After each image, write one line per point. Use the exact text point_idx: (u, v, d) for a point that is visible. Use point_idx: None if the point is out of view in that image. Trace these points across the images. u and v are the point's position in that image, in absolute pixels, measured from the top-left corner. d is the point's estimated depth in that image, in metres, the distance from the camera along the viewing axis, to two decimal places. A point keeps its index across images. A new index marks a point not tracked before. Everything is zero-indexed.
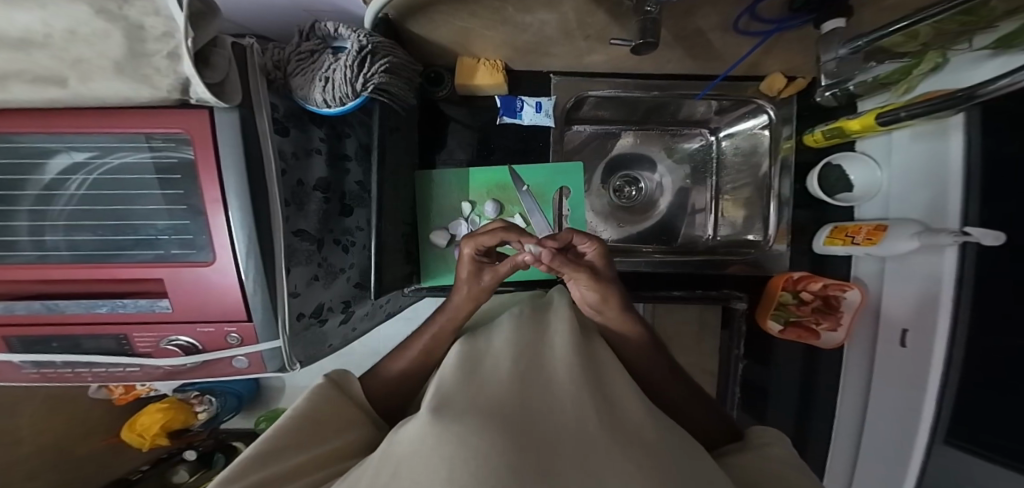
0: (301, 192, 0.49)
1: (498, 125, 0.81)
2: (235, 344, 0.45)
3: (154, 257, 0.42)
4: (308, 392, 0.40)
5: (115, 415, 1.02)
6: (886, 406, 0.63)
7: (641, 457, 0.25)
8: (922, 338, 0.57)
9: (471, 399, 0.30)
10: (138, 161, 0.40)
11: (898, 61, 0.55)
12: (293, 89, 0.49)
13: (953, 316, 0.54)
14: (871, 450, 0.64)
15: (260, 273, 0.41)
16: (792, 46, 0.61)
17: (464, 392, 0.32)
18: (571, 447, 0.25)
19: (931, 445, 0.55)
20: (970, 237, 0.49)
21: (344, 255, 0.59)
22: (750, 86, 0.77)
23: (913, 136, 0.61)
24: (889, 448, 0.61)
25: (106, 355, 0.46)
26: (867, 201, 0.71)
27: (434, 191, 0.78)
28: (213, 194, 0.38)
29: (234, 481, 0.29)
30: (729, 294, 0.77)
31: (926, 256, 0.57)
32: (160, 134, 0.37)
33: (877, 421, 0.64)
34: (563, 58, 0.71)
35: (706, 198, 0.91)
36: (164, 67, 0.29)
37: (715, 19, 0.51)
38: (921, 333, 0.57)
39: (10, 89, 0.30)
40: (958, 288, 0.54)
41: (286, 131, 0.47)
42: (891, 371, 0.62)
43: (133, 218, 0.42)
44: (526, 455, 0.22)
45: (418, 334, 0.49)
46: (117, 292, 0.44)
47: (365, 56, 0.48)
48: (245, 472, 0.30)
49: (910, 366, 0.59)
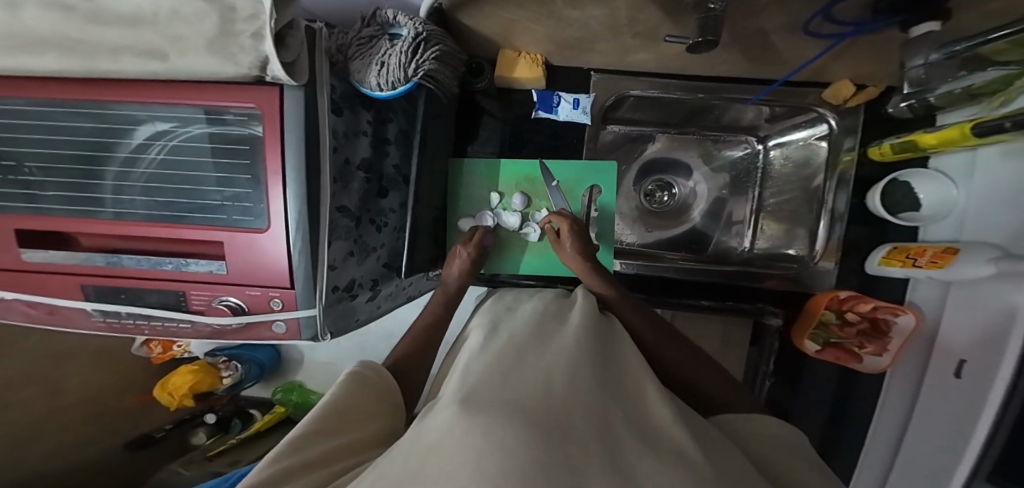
0: (347, 171, 0.51)
1: (533, 119, 0.81)
2: (276, 309, 0.48)
3: (216, 222, 0.44)
4: (336, 384, 0.40)
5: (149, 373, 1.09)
6: (929, 439, 0.58)
7: (674, 458, 0.25)
8: (980, 369, 0.52)
9: (495, 392, 0.30)
10: (211, 133, 0.44)
11: (1003, 69, 0.48)
12: (351, 72, 0.50)
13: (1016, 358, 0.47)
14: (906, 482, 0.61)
15: (305, 242, 0.43)
16: (861, 52, 0.57)
17: (489, 384, 0.32)
18: (600, 444, 0.25)
19: None
20: None
21: (377, 234, 0.61)
22: (809, 93, 0.73)
23: (1003, 155, 0.54)
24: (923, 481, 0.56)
25: (165, 310, 0.50)
26: (936, 222, 0.67)
27: (464, 179, 0.78)
28: (274, 165, 0.40)
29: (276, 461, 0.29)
30: (764, 308, 0.79)
31: (998, 284, 0.52)
32: (235, 108, 0.39)
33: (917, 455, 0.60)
34: (607, 55, 0.70)
35: (745, 209, 0.87)
36: (247, 46, 0.31)
37: (781, 20, 0.49)
38: (979, 363, 0.52)
39: (120, 61, 0.33)
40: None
41: (341, 112, 0.48)
42: (941, 404, 0.58)
43: (201, 184, 0.45)
44: (555, 451, 0.22)
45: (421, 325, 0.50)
46: (182, 252, 0.48)
47: (419, 43, 0.50)
48: (285, 452, 0.30)
49: (962, 399, 0.54)
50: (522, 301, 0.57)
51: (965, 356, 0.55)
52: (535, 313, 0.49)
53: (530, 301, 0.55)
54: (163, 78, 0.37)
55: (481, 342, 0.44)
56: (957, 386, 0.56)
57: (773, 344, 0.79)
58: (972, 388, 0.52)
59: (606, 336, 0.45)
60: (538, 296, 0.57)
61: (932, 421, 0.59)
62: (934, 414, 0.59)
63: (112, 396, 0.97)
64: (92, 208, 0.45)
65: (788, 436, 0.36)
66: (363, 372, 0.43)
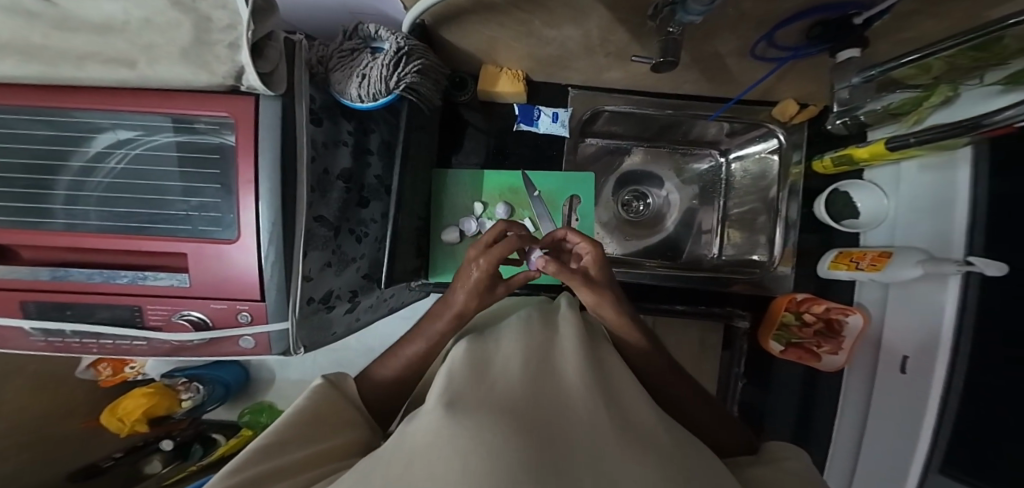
0: (326, 180, 0.51)
1: (515, 132, 0.83)
2: (244, 323, 0.46)
3: (181, 232, 0.43)
4: (307, 391, 0.39)
5: (95, 398, 1.01)
6: (885, 434, 0.63)
7: (650, 461, 0.26)
8: (923, 365, 0.58)
9: (481, 396, 0.31)
10: (178, 142, 0.43)
11: (910, 91, 0.55)
12: (332, 82, 0.51)
13: (951, 363, 0.55)
14: (867, 473, 0.65)
15: (279, 253, 0.42)
16: (805, 74, 0.63)
17: (475, 389, 0.32)
18: (585, 447, 0.26)
19: (925, 473, 0.55)
20: (975, 267, 0.51)
21: (357, 245, 0.61)
22: (762, 110, 0.80)
23: (923, 166, 0.63)
24: (884, 473, 0.61)
25: (118, 326, 0.47)
26: (873, 228, 0.74)
27: (448, 189, 0.79)
28: (246, 175, 0.39)
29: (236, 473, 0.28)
30: (732, 311, 0.83)
31: (930, 284, 0.59)
32: (206, 117, 0.39)
33: (874, 447, 0.65)
34: (582, 72, 0.73)
35: (712, 219, 0.92)
36: (223, 55, 0.32)
37: (733, 44, 0.53)
38: (922, 359, 0.59)
39: (84, 69, 0.33)
40: (957, 335, 0.55)
41: (320, 122, 0.48)
42: (892, 399, 0.63)
43: (164, 194, 0.44)
44: (538, 454, 0.23)
45: (407, 340, 0.49)
46: (140, 264, 0.46)
47: (401, 56, 0.50)
48: (257, 461, 0.30)
49: (911, 394, 0.60)
50: (505, 307, 0.58)
51: (908, 353, 0.62)
52: (519, 318, 0.50)
53: (514, 308, 0.56)
54: (130, 86, 0.37)
55: (467, 344, 0.44)
56: (903, 381, 0.62)
57: (742, 345, 0.83)
58: (920, 385, 0.58)
59: (590, 339, 0.46)
60: (523, 305, 0.57)
61: (885, 416, 0.64)
62: (888, 410, 0.64)
63: (52, 423, 0.89)
64: (40, 220, 0.43)
65: (798, 458, 0.36)
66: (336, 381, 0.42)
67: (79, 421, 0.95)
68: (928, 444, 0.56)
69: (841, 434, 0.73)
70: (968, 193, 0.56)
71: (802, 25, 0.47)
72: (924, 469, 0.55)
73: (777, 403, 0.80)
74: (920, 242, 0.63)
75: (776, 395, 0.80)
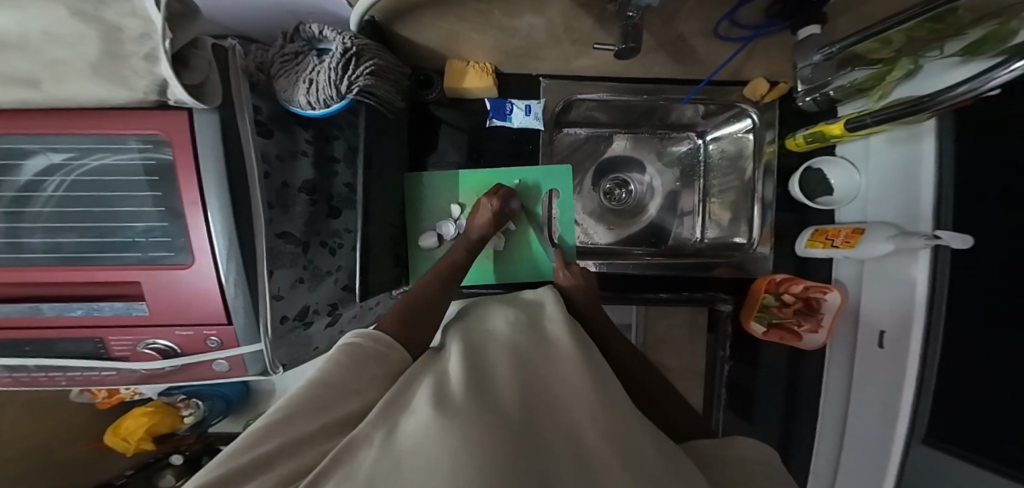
0: (286, 194, 0.49)
1: (488, 128, 0.81)
2: (214, 347, 0.45)
3: (131, 260, 0.41)
4: (322, 359, 0.35)
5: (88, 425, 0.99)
6: (867, 407, 0.65)
7: (632, 472, 0.27)
8: (898, 340, 0.60)
9: (472, 395, 0.31)
10: (117, 163, 0.39)
11: (871, 67, 0.56)
12: (277, 91, 0.48)
13: (924, 335, 0.57)
14: (852, 453, 0.66)
15: (241, 275, 0.40)
16: (774, 51, 0.62)
17: (466, 385, 0.33)
18: (567, 469, 0.27)
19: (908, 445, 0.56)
20: (941, 240, 0.53)
21: (331, 257, 0.59)
22: (734, 91, 0.79)
23: (890, 140, 0.65)
24: (871, 446, 0.62)
25: (82, 359, 0.45)
26: (846, 204, 0.75)
27: (424, 193, 0.77)
28: (191, 196, 0.37)
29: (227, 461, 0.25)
30: (715, 295, 0.84)
31: (901, 259, 0.61)
32: (136, 136, 0.36)
33: (857, 424, 0.66)
34: (551, 62, 0.71)
35: (694, 200, 0.92)
36: (140, 68, 0.30)
37: (697, 25, 0.52)
38: (898, 333, 0.60)
39: None
40: (929, 311, 0.57)
41: (270, 133, 0.47)
42: (871, 372, 0.64)
43: (107, 220, 0.41)
44: (525, 468, 0.24)
45: None
46: (89, 295, 0.43)
47: (349, 58, 0.48)
48: (258, 441, 0.26)
49: (889, 366, 0.61)
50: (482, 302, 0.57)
51: (885, 327, 0.63)
52: (509, 318, 0.49)
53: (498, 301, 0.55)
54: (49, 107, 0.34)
55: (461, 337, 0.44)
56: (881, 355, 0.63)
57: (726, 330, 0.84)
58: (897, 357, 0.59)
59: (581, 338, 0.46)
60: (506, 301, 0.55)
61: (867, 390, 0.65)
62: (869, 388, 0.64)
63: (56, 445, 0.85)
64: None
65: (763, 462, 0.36)
66: (356, 342, 0.38)
67: (84, 442, 0.91)
68: (907, 421, 0.57)
69: (828, 410, 0.74)
70: (935, 165, 0.57)
71: (762, 2, 0.46)
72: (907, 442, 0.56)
73: (765, 381, 0.82)
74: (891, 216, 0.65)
75: (763, 373, 0.82)
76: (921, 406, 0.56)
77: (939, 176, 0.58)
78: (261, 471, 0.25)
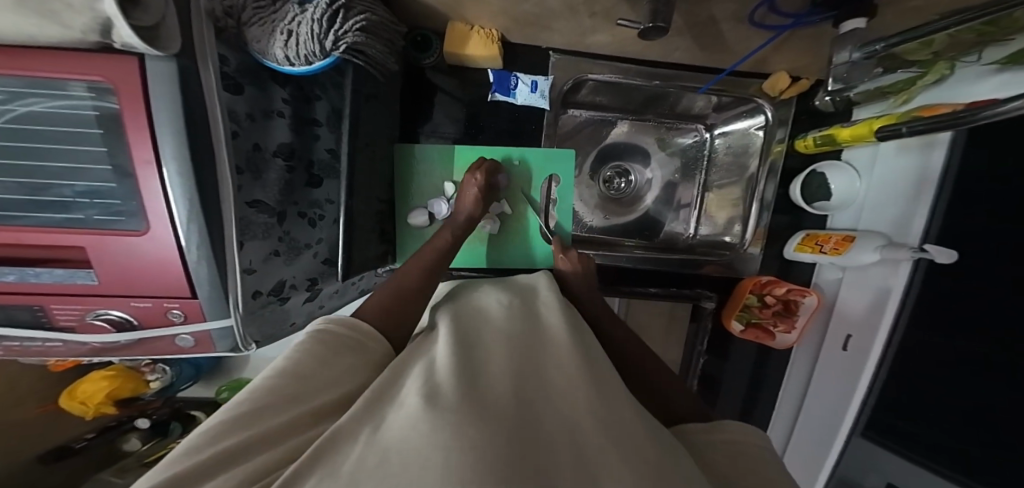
0: (259, 158, 0.44)
1: (489, 102, 0.76)
2: (177, 321, 0.42)
3: (72, 223, 0.36)
4: (290, 348, 0.33)
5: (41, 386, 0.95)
6: (828, 394, 0.72)
7: (640, 463, 0.25)
8: (863, 343, 0.66)
9: (464, 387, 0.29)
10: (46, 111, 0.33)
11: (910, 70, 0.54)
12: (249, 40, 0.42)
13: (889, 338, 0.62)
14: (808, 432, 0.75)
15: (208, 246, 0.37)
16: (803, 43, 0.58)
17: (458, 377, 0.30)
18: (566, 461, 0.25)
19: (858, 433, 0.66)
20: (927, 254, 0.55)
21: (310, 229, 0.54)
22: (752, 84, 0.75)
23: (901, 148, 0.63)
24: (825, 424, 0.72)
25: (20, 328, 0.41)
26: (842, 210, 0.74)
27: (416, 168, 0.72)
28: (144, 153, 0.32)
29: (201, 448, 0.22)
30: (700, 293, 0.83)
31: (883, 268, 0.64)
32: (74, 81, 0.30)
33: (820, 409, 0.73)
34: (564, 35, 0.66)
35: (692, 193, 0.88)
36: (74, 2, 0.23)
37: (731, 8, 0.48)
38: (863, 338, 0.66)
39: None
40: (899, 312, 0.61)
41: (239, 89, 0.40)
42: (833, 368, 0.72)
43: (36, 176, 0.35)
44: (523, 464, 0.21)
45: None
46: (20, 259, 0.38)
47: (336, 9, 0.43)
48: (232, 431, 0.24)
49: (852, 366, 0.68)
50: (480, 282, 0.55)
51: (851, 331, 0.69)
52: (500, 303, 0.46)
53: (493, 287, 0.52)
54: None
55: (455, 322, 0.42)
56: (845, 356, 0.69)
57: (707, 325, 0.84)
58: (859, 358, 0.66)
59: (575, 324, 0.45)
60: (501, 285, 0.53)
61: (829, 383, 0.72)
62: (833, 380, 0.71)
63: (16, 407, 0.81)
64: None
65: (753, 445, 0.34)
66: (326, 328, 0.36)
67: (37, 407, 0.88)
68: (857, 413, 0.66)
69: (788, 393, 0.80)
70: (935, 179, 0.58)
71: None
72: (850, 434, 0.67)
73: (737, 374, 0.84)
74: (881, 226, 0.66)
75: (736, 368, 0.84)
76: (874, 392, 0.64)
77: (938, 190, 0.58)
78: (238, 461, 0.22)
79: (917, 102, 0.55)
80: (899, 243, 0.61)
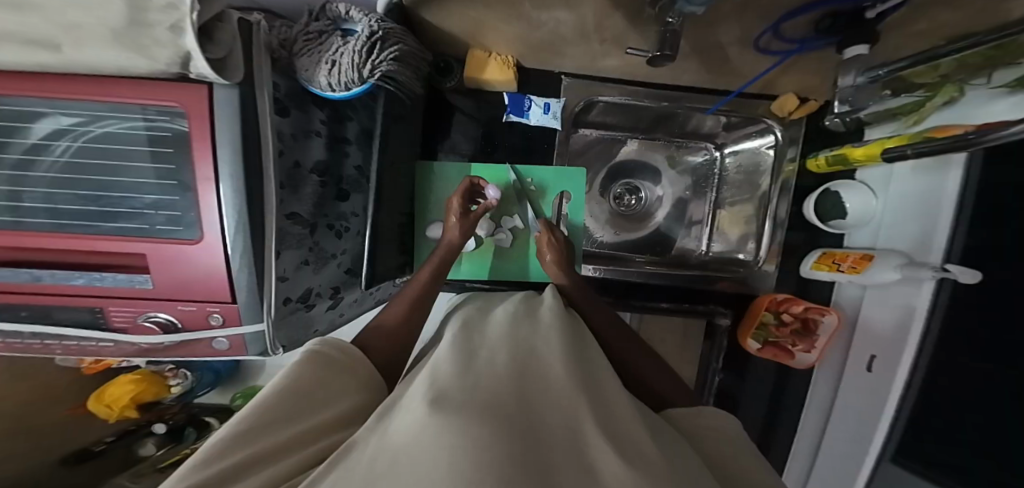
0: (297, 175, 0.48)
1: (504, 123, 0.80)
2: (217, 324, 0.45)
3: (137, 232, 0.40)
4: (285, 367, 0.35)
5: None
6: (854, 416, 0.70)
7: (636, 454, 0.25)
8: (889, 363, 0.65)
9: (466, 392, 0.30)
10: (126, 132, 0.38)
11: (916, 93, 0.57)
12: (297, 69, 0.47)
13: (916, 361, 0.62)
14: (832, 453, 0.73)
15: (250, 254, 0.40)
16: (809, 66, 0.61)
17: (460, 385, 0.31)
18: (567, 456, 0.25)
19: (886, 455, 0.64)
20: (950, 274, 0.55)
21: (337, 240, 0.58)
22: (760, 104, 0.77)
23: (916, 168, 0.65)
24: (850, 446, 0.70)
25: (78, 328, 0.45)
26: (858, 229, 0.75)
27: (434, 184, 0.76)
28: (205, 169, 0.36)
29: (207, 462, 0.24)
30: (715, 309, 0.83)
31: (907, 287, 0.64)
32: (152, 106, 0.35)
33: (844, 430, 0.72)
34: (577, 60, 0.70)
35: (703, 210, 0.90)
36: (165, 39, 0.28)
37: (737, 33, 0.51)
38: (889, 358, 0.66)
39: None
40: (924, 336, 0.62)
41: (286, 112, 0.45)
42: (857, 389, 0.71)
43: (110, 190, 0.40)
44: (523, 455, 0.22)
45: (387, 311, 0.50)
46: (88, 264, 0.42)
47: (375, 42, 0.48)
48: (234, 444, 0.25)
49: (878, 387, 0.67)
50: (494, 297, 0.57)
51: (875, 352, 0.68)
52: (504, 316, 0.48)
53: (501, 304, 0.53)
54: (66, 72, 0.32)
55: (457, 336, 0.43)
56: (869, 377, 0.69)
57: (722, 342, 0.83)
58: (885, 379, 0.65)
59: (574, 330, 0.45)
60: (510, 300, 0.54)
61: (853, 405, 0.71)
62: (857, 401, 0.70)
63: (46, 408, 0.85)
64: None
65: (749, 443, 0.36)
66: (319, 349, 0.38)
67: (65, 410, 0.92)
68: (885, 438, 0.65)
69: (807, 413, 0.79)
70: (954, 200, 0.59)
71: (812, 15, 0.45)
72: (878, 459, 0.65)
73: (753, 393, 0.83)
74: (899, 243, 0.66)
75: (752, 386, 0.83)
76: (902, 416, 0.63)
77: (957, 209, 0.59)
78: (243, 477, 0.24)
79: (927, 124, 0.56)
80: (920, 260, 0.61)
